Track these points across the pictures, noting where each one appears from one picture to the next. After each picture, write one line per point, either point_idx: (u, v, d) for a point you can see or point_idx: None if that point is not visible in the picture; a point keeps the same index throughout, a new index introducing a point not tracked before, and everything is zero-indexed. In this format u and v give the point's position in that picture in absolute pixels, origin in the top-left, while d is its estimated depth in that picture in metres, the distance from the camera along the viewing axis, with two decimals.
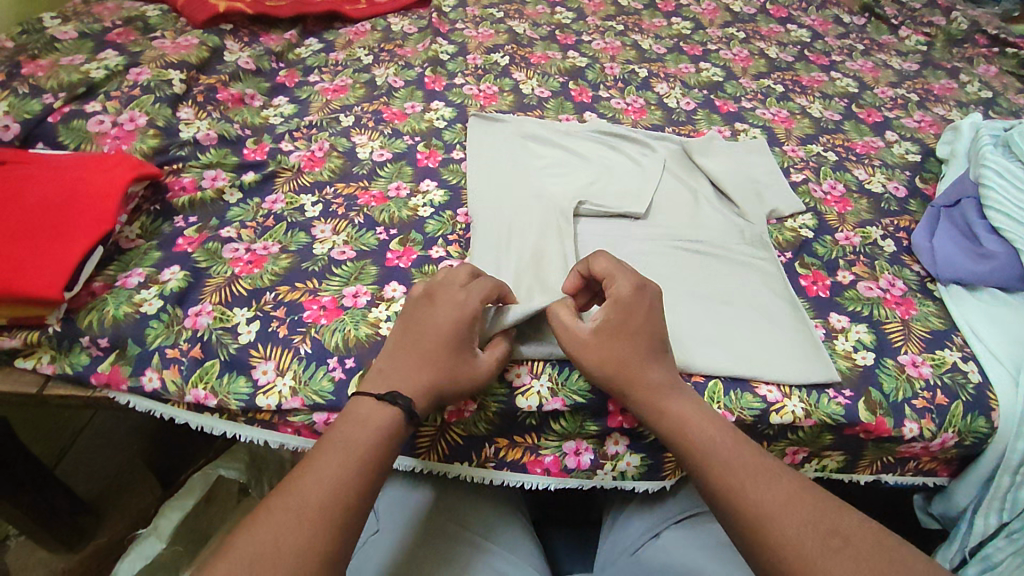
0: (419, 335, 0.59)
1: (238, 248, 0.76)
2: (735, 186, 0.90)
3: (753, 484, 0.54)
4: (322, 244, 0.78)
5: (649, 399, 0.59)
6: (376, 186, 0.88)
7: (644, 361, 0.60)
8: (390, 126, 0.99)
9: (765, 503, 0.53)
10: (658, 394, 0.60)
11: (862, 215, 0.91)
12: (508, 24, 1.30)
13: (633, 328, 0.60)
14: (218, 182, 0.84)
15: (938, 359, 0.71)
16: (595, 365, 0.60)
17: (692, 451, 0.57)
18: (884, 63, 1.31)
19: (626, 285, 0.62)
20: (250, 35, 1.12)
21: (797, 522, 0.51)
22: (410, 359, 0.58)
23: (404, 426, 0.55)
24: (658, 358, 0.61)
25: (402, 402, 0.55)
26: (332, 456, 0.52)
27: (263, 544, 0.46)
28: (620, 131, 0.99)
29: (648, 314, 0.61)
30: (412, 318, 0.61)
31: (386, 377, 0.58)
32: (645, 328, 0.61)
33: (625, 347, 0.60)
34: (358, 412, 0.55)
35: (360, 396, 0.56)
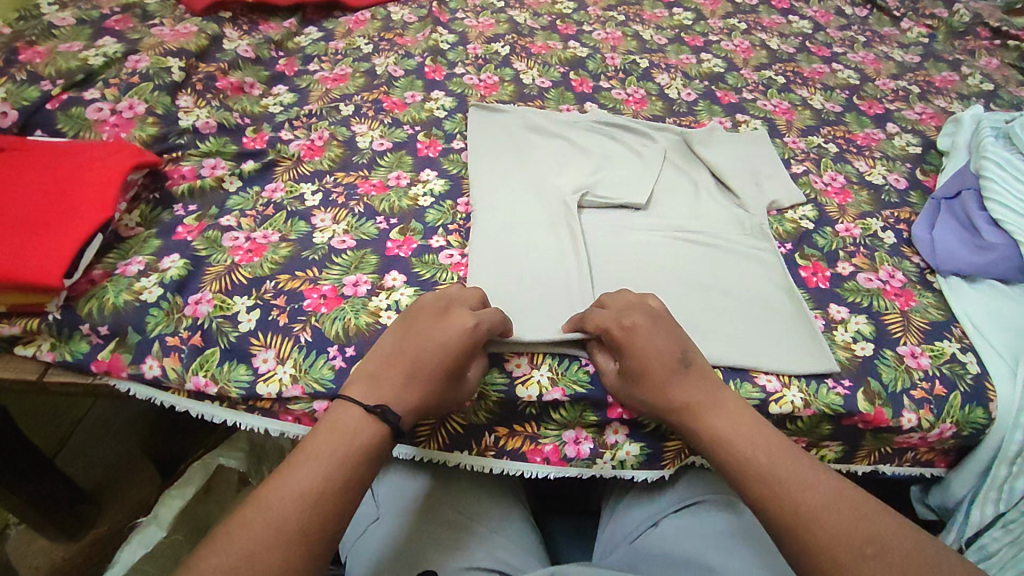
0: (421, 351, 0.59)
1: (238, 237, 0.76)
2: (735, 177, 0.90)
3: (793, 494, 0.54)
4: (321, 233, 0.78)
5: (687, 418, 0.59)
6: (375, 175, 0.88)
7: (672, 383, 0.60)
8: (390, 115, 0.99)
9: (802, 510, 0.53)
10: (693, 410, 0.59)
11: (862, 206, 0.91)
12: (509, 14, 1.29)
13: (646, 359, 0.60)
14: (218, 171, 0.84)
15: (937, 350, 0.71)
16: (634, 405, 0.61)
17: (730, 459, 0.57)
18: (885, 55, 1.31)
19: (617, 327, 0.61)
20: (249, 23, 1.12)
21: (833, 525, 0.52)
22: (405, 376, 0.58)
23: (389, 443, 0.55)
24: (684, 376, 0.60)
25: (391, 420, 0.55)
26: (315, 468, 0.51)
27: (238, 560, 0.46)
28: (621, 121, 0.99)
29: (650, 343, 0.60)
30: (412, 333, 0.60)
31: (377, 388, 0.57)
32: (659, 351, 0.60)
33: (647, 378, 0.60)
34: (345, 423, 0.54)
35: (348, 404, 0.56)
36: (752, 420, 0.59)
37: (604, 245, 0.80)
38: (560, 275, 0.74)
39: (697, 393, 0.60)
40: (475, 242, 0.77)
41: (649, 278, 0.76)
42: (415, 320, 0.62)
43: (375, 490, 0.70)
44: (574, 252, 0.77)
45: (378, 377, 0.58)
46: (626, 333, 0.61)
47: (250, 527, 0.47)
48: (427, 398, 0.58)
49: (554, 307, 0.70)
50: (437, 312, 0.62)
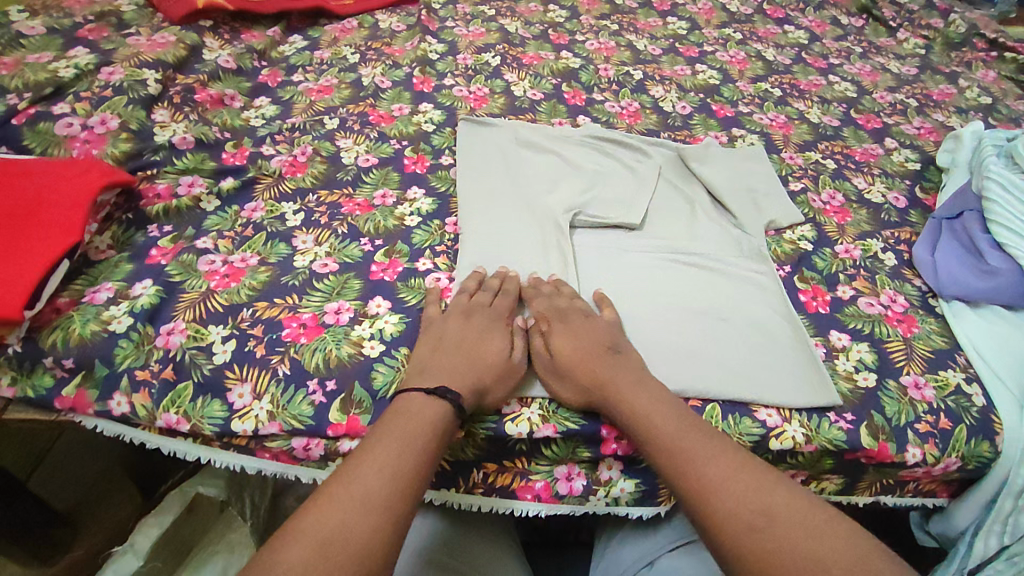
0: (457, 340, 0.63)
1: (215, 260, 0.72)
2: (733, 196, 0.89)
3: (703, 460, 0.54)
4: (303, 256, 0.74)
5: (613, 398, 0.60)
6: (360, 193, 0.85)
7: (605, 363, 0.61)
8: (377, 129, 0.96)
9: (707, 476, 0.53)
10: (617, 390, 0.60)
11: (862, 226, 0.89)
12: (500, 22, 1.27)
13: (582, 336, 0.64)
14: (195, 189, 0.81)
15: (941, 381, 0.68)
16: (556, 385, 0.62)
17: (651, 437, 0.57)
18: (882, 67, 1.29)
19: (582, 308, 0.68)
20: (231, 32, 1.08)
21: (740, 498, 0.51)
22: (457, 357, 0.61)
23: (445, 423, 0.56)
24: (614, 360, 0.62)
25: (450, 396, 0.57)
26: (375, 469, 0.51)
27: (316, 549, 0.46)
28: (615, 136, 0.99)
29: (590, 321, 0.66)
30: (443, 322, 0.65)
31: (433, 374, 0.59)
32: (595, 327, 0.65)
33: (574, 360, 0.62)
34: (407, 401, 0.57)
35: (412, 397, 0.57)
36: (672, 399, 0.60)
37: (598, 263, 0.78)
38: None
39: (627, 379, 0.60)
40: (463, 261, 0.75)
41: (645, 304, 0.73)
42: (446, 315, 0.66)
43: None
44: (564, 272, 0.75)
45: (428, 363, 0.61)
46: (559, 318, 0.66)
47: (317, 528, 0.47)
48: (483, 376, 0.60)
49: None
50: (463, 303, 0.67)
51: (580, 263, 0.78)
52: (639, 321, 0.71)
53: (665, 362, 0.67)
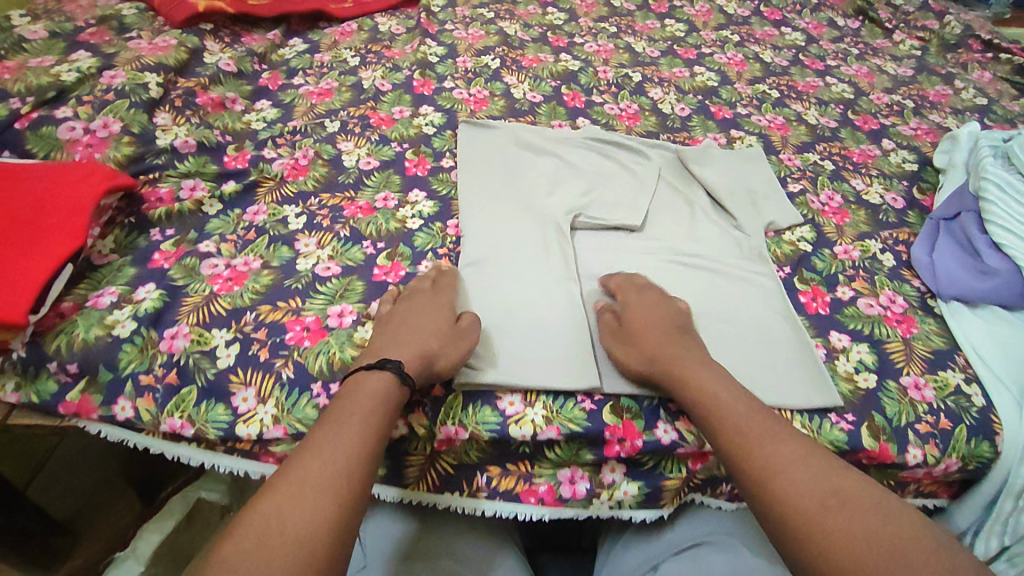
0: (398, 321, 0.64)
1: (218, 264, 0.72)
2: (732, 198, 0.89)
3: (769, 447, 0.55)
4: (306, 259, 0.75)
5: (677, 372, 0.61)
6: (362, 196, 0.85)
7: (674, 343, 0.64)
8: (378, 132, 0.97)
9: (772, 463, 0.54)
10: (685, 366, 0.62)
11: (861, 227, 0.89)
12: (499, 25, 1.27)
13: (655, 320, 0.67)
14: (198, 193, 0.81)
15: (941, 382, 0.69)
16: (621, 351, 0.65)
17: (718, 420, 0.58)
18: (879, 68, 1.30)
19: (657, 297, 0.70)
20: (231, 36, 1.08)
21: (804, 485, 0.52)
22: (398, 335, 0.62)
23: (386, 397, 0.56)
24: (680, 340, 0.65)
25: (390, 365, 0.57)
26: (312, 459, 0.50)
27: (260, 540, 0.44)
28: (615, 138, 1.00)
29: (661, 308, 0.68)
30: (386, 310, 0.66)
31: (377, 352, 0.60)
32: (665, 312, 0.68)
33: (644, 336, 0.65)
34: (351, 382, 0.57)
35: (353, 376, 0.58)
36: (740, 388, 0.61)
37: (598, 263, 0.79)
38: (547, 292, 0.72)
39: (694, 358, 0.63)
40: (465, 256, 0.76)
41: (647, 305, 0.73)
42: (389, 309, 0.67)
43: (363, 536, 0.67)
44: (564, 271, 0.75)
45: (373, 345, 0.62)
46: (638, 298, 0.69)
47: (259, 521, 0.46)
48: (427, 343, 0.61)
49: (541, 328, 0.68)
50: (401, 295, 0.69)
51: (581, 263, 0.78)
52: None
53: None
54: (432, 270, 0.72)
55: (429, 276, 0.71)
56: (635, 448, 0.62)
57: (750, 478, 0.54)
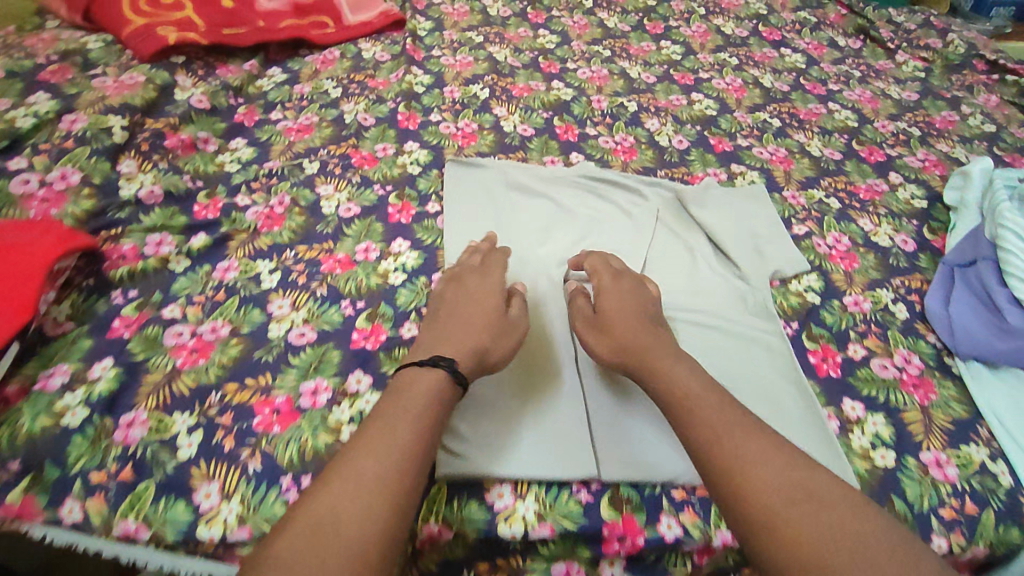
0: (452, 310, 0.64)
1: (182, 332, 0.67)
2: (735, 244, 0.85)
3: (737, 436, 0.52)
4: (278, 324, 0.69)
5: (645, 361, 0.60)
6: (341, 248, 0.80)
7: (643, 331, 0.63)
8: (359, 173, 0.92)
9: (740, 454, 0.51)
10: (655, 357, 0.60)
11: (870, 273, 0.85)
12: (488, 50, 1.22)
13: (626, 307, 0.65)
14: (164, 249, 0.75)
15: (964, 458, 0.64)
16: (594, 342, 0.65)
17: (687, 410, 0.55)
18: (882, 92, 1.25)
19: (626, 281, 0.69)
20: (205, 68, 1.01)
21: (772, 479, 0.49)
22: (450, 326, 0.62)
23: (445, 393, 0.55)
24: (651, 330, 0.63)
25: (445, 363, 0.57)
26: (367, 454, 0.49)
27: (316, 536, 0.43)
28: (610, 176, 0.95)
29: (624, 293, 0.67)
30: (442, 298, 0.67)
31: (431, 344, 0.60)
32: (642, 300, 0.68)
33: (615, 323, 0.64)
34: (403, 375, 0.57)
35: (404, 367, 0.57)
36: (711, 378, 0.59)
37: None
38: (541, 358, 0.67)
39: (663, 346, 0.62)
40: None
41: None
42: (441, 295, 0.67)
43: None
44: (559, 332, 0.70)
45: (427, 336, 0.62)
46: (612, 283, 0.69)
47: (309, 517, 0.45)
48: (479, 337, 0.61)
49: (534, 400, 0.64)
50: (451, 278, 0.69)
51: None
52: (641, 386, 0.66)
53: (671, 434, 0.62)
54: (488, 257, 0.73)
55: (476, 261, 0.72)
56: (636, 545, 0.57)
57: (716, 471, 0.51)
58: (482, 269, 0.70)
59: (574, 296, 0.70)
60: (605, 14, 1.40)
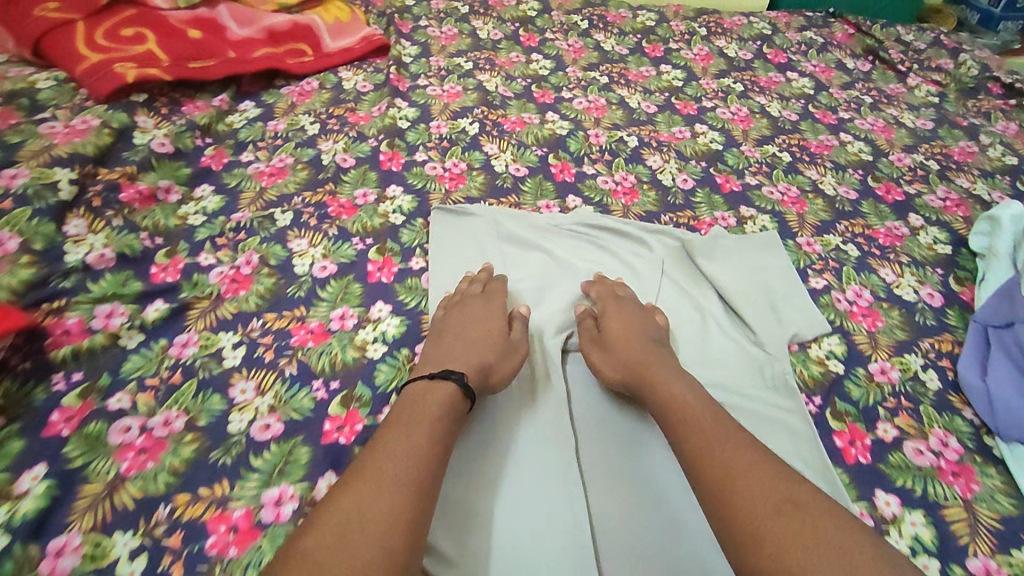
0: (459, 334, 0.69)
1: (131, 426, 0.60)
2: (747, 302, 0.78)
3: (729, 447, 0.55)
4: (239, 414, 0.62)
5: (647, 377, 0.64)
6: (314, 315, 0.73)
7: (647, 352, 0.67)
8: (336, 224, 0.84)
9: (728, 460, 0.54)
10: (657, 374, 0.64)
11: (895, 334, 0.78)
12: (477, 78, 1.15)
13: (633, 330, 0.70)
14: (114, 322, 0.68)
15: (1017, 566, 0.57)
16: (600, 361, 0.69)
17: (685, 421, 0.59)
18: (895, 120, 1.18)
19: (637, 309, 0.74)
20: (169, 106, 0.94)
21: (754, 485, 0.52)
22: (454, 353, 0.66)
23: (455, 403, 0.60)
24: (656, 353, 0.68)
25: (455, 378, 0.62)
26: (386, 449, 0.54)
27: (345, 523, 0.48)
28: (610, 223, 0.88)
29: (632, 319, 0.72)
30: (444, 324, 0.71)
31: (438, 364, 0.65)
32: (646, 323, 0.72)
33: (620, 342, 0.69)
34: (414, 390, 0.61)
35: (414, 384, 0.62)
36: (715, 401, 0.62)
37: (597, 403, 0.69)
38: (539, 454, 0.63)
39: (661, 364, 0.66)
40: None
41: (655, 465, 0.64)
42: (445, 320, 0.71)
43: None
44: (559, 423, 0.66)
45: (433, 357, 0.66)
46: (615, 307, 0.73)
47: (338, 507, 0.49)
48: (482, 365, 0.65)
49: (532, 501, 0.60)
50: (453, 304, 0.73)
51: (576, 407, 0.69)
52: (649, 488, 0.62)
53: (679, 542, 0.58)
54: (489, 283, 0.77)
55: (480, 287, 0.76)
56: None
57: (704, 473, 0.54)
58: (484, 294, 0.75)
59: (583, 319, 0.74)
60: (601, 35, 1.33)
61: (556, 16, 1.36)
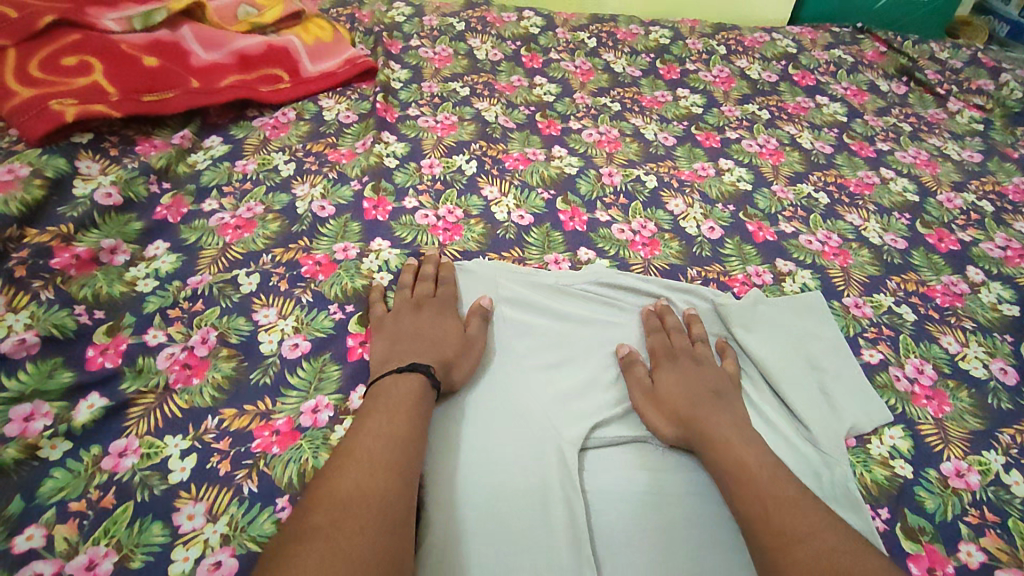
0: (413, 326, 0.67)
1: (43, 573, 0.47)
2: (792, 384, 0.66)
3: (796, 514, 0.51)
4: (184, 550, 0.50)
5: (708, 430, 0.59)
6: (281, 409, 0.60)
7: (708, 406, 0.61)
8: (311, 288, 0.72)
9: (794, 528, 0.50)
10: (721, 429, 0.59)
11: (969, 422, 0.66)
12: (475, 106, 1.03)
13: (692, 379, 0.64)
14: (35, 426, 0.55)
15: None
16: (654, 411, 0.62)
17: (754, 481, 0.54)
18: (940, 152, 1.07)
19: (699, 352, 0.68)
20: (120, 148, 0.82)
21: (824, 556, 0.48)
22: (415, 342, 0.64)
23: (426, 390, 0.59)
24: (719, 405, 0.61)
25: (422, 367, 0.60)
26: (373, 425, 0.55)
27: (347, 502, 0.48)
28: (629, 282, 0.76)
29: (688, 368, 0.66)
30: (392, 318, 0.68)
31: (400, 358, 0.63)
32: (704, 371, 0.65)
33: (677, 395, 0.62)
34: (381, 386, 0.59)
35: (379, 380, 0.60)
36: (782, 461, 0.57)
37: (622, 520, 0.57)
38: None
39: (725, 418, 0.60)
40: (437, 507, 0.55)
41: None
42: (393, 311, 0.69)
43: None
44: (577, 552, 0.53)
45: (392, 352, 0.64)
46: (669, 357, 0.67)
47: (337, 480, 0.50)
48: (445, 350, 0.64)
49: None
50: (402, 298, 0.70)
51: (597, 525, 0.56)
52: None
53: None
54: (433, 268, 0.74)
55: (430, 272, 0.73)
56: None
57: (774, 543, 0.49)
58: (433, 282, 0.73)
59: (631, 360, 0.67)
60: (611, 55, 1.21)
61: (561, 33, 1.24)
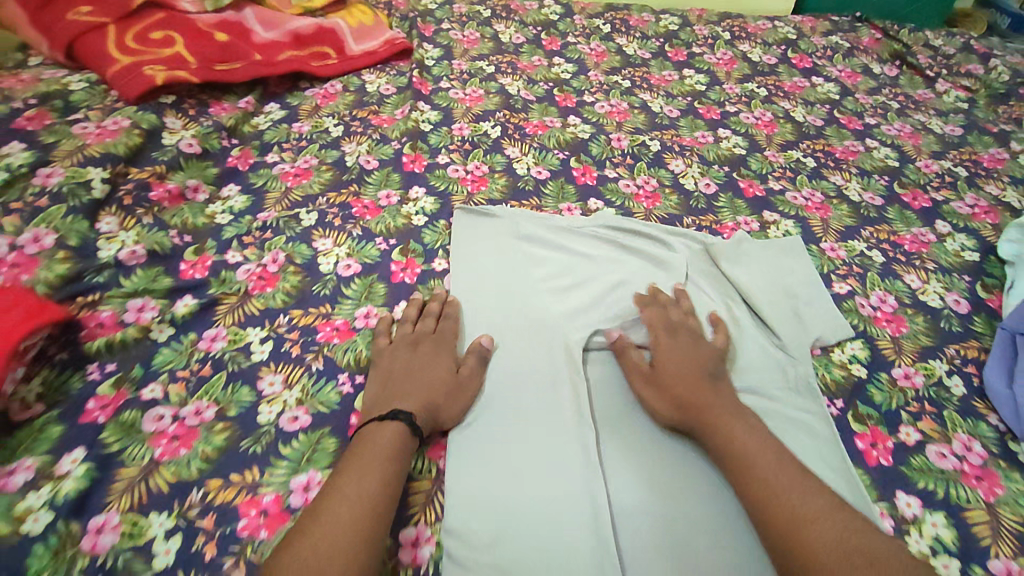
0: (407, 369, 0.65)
1: (164, 415, 0.61)
2: (769, 306, 0.78)
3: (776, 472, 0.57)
4: (268, 405, 0.63)
5: (709, 420, 0.62)
6: (339, 312, 0.74)
7: (703, 387, 0.65)
8: (360, 224, 0.85)
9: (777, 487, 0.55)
10: (715, 414, 0.62)
11: (920, 339, 0.77)
12: (500, 82, 1.15)
13: (685, 359, 0.68)
14: (146, 315, 0.69)
15: None
16: (653, 395, 0.66)
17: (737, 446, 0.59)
18: (923, 126, 1.17)
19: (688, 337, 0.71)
20: (196, 108, 0.96)
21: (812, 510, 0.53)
22: (406, 382, 0.63)
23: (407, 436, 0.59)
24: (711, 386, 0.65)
25: (403, 416, 0.59)
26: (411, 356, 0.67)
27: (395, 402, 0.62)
28: (633, 226, 0.88)
29: (679, 350, 0.69)
30: (390, 354, 0.67)
31: (388, 400, 0.62)
32: (698, 353, 0.69)
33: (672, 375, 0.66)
34: (362, 434, 0.58)
35: (362, 430, 0.59)
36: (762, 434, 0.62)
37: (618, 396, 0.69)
38: (559, 458, 0.62)
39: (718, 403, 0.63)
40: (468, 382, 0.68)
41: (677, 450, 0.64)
42: (392, 345, 0.68)
43: None
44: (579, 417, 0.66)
45: (383, 393, 0.63)
46: (667, 334, 0.71)
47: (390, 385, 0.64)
48: (435, 392, 0.63)
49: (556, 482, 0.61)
50: (402, 335, 0.70)
51: (596, 400, 0.68)
52: (668, 472, 0.62)
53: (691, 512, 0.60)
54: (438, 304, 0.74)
55: (434, 311, 0.73)
56: None
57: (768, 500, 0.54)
58: (436, 318, 0.72)
59: (623, 347, 0.71)
60: (623, 39, 1.33)
61: (579, 20, 1.37)
